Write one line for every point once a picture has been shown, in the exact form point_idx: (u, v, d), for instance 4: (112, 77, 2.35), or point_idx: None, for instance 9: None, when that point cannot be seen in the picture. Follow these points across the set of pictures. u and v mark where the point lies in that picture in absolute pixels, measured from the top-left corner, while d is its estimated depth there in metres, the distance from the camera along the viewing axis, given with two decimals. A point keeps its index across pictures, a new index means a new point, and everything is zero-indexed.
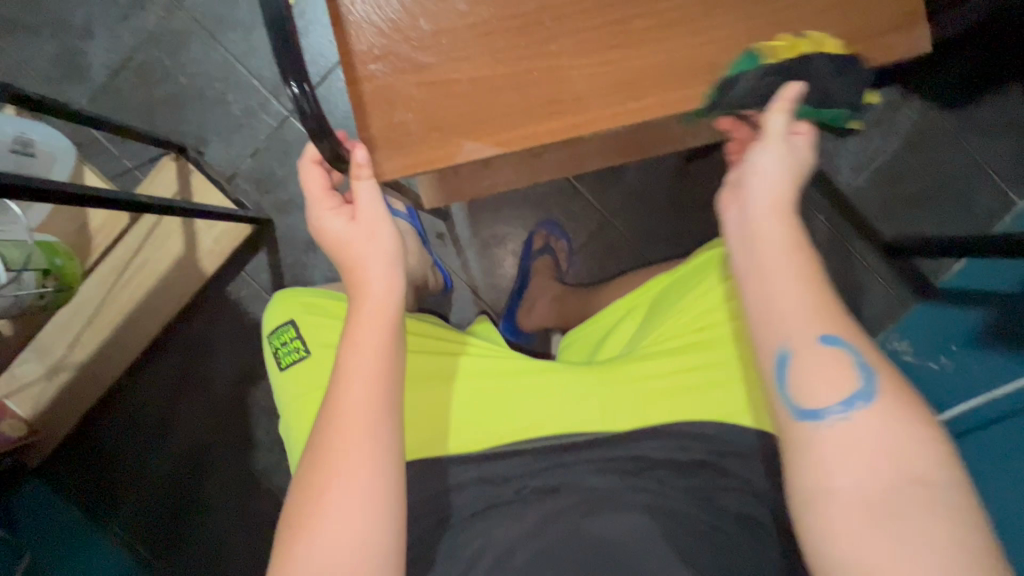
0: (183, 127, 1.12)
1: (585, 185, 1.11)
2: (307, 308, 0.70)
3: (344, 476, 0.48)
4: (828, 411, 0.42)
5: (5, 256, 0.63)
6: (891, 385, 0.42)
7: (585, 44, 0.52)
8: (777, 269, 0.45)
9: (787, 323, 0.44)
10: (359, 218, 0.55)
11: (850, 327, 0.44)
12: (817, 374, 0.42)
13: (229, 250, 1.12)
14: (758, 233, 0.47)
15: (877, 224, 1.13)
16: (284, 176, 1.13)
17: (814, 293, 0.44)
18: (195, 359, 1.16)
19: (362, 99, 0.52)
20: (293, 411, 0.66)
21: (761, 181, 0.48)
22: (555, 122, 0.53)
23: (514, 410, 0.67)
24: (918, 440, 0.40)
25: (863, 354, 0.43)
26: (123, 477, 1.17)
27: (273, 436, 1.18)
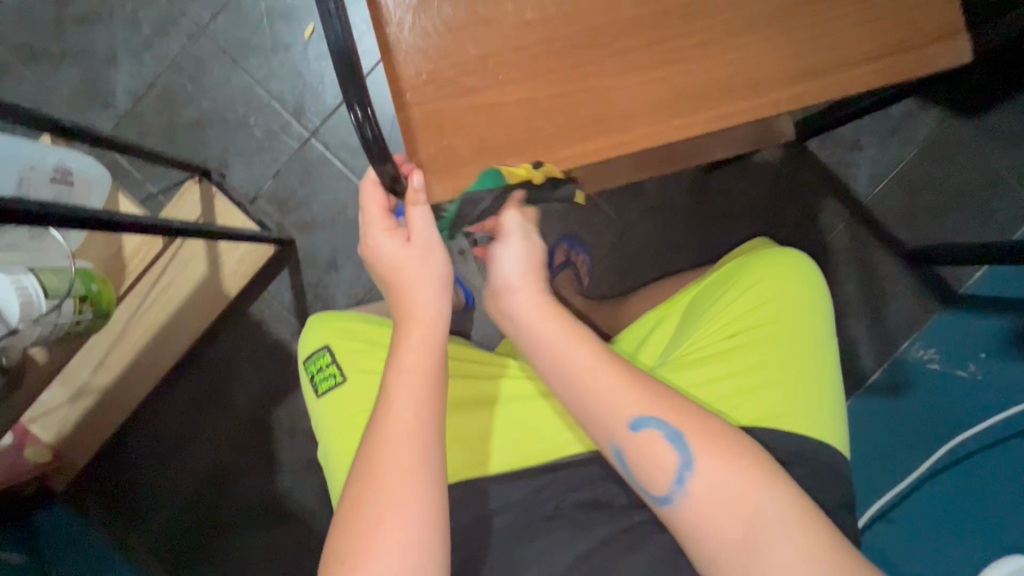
0: (206, 150, 1.14)
1: (604, 200, 1.11)
2: (342, 333, 0.70)
3: (398, 504, 0.48)
4: (670, 490, 0.50)
5: (46, 283, 0.64)
6: (702, 440, 0.50)
7: (628, 63, 0.53)
8: (571, 365, 0.52)
9: (608, 423, 0.51)
10: (413, 241, 0.55)
11: (651, 402, 0.51)
12: (646, 463, 0.50)
13: (252, 271, 1.12)
14: (538, 329, 0.53)
15: (897, 231, 1.13)
16: (307, 196, 1.14)
17: (608, 378, 0.51)
18: (217, 381, 1.16)
19: (412, 124, 0.53)
20: (332, 437, 0.66)
21: (514, 284, 0.54)
22: (599, 141, 0.54)
23: (553, 425, 0.67)
24: (745, 478, 0.48)
25: (669, 422, 0.50)
26: (145, 500, 1.16)
27: (297, 455, 1.17)
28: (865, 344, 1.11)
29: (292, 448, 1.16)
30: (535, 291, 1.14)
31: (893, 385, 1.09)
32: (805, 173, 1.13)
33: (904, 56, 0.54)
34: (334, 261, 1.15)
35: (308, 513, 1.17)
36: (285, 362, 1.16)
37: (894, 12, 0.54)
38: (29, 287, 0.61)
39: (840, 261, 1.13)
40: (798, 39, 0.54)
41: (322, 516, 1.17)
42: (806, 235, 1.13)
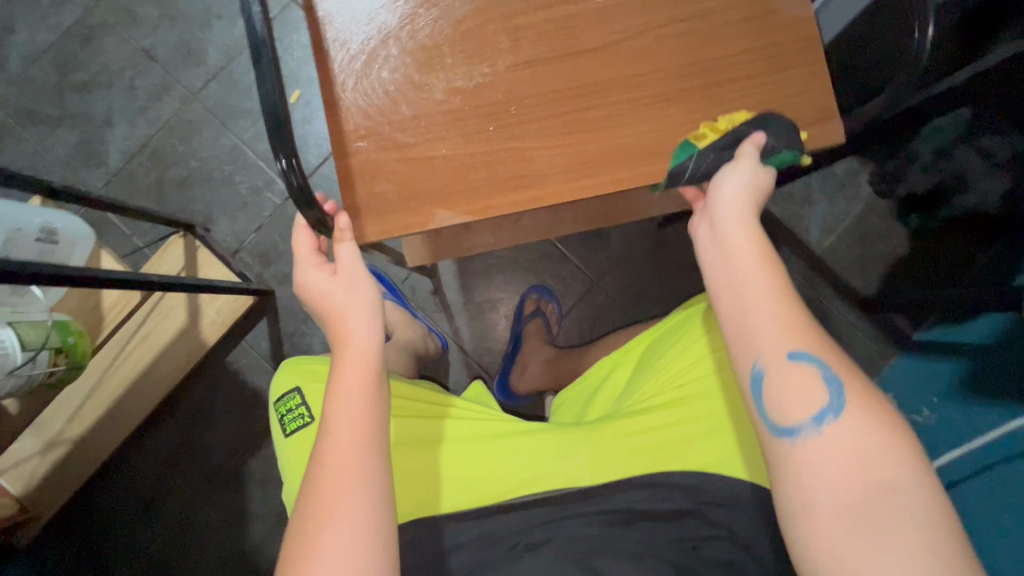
0: (192, 207, 1.19)
1: (571, 250, 1.17)
2: (311, 375, 0.71)
3: (338, 516, 0.47)
4: (802, 424, 0.44)
5: (23, 337, 0.67)
6: (862, 397, 0.44)
7: (545, 127, 0.61)
8: (750, 283, 0.48)
9: (761, 339, 0.46)
10: (339, 272, 0.59)
11: (822, 345, 0.46)
12: (788, 388, 0.45)
13: (231, 321, 1.15)
14: (731, 248, 0.50)
15: (849, 279, 1.20)
16: (287, 249, 1.19)
17: (793, 306, 0.47)
18: (193, 429, 1.17)
19: (350, 172, 0.61)
20: (294, 478, 0.66)
21: (724, 197, 0.53)
22: (518, 194, 0.61)
23: (507, 468, 0.67)
24: (888, 448, 0.42)
25: (834, 367, 0.45)
26: (111, 555, 1.14)
27: (267, 505, 1.16)
28: None
29: (263, 498, 1.16)
30: (507, 338, 1.17)
31: None
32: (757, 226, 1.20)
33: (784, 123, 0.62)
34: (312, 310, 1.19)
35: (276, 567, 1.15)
36: (259, 409, 1.18)
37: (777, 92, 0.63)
38: (7, 342, 0.65)
39: None
40: (700, 119, 0.62)
41: None
42: None
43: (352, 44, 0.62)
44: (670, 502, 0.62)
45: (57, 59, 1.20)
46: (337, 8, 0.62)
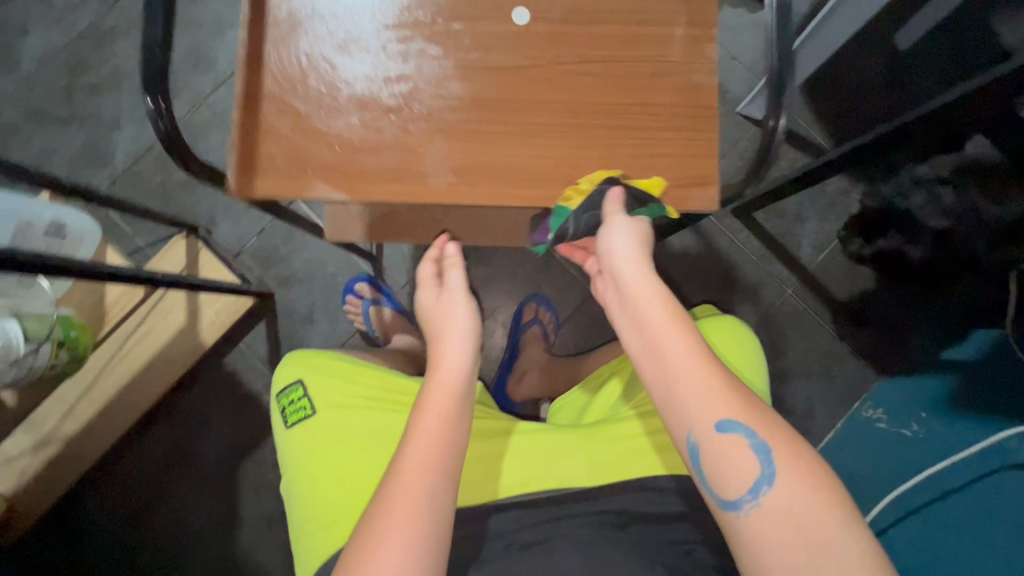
0: (195, 208, 1.21)
1: (568, 261, 1.19)
2: (314, 369, 0.71)
3: (394, 529, 0.52)
4: (742, 497, 0.46)
5: (27, 328, 0.68)
6: (792, 460, 0.46)
7: (443, 134, 0.66)
8: (670, 356, 0.50)
9: (689, 415, 0.48)
10: (443, 296, 0.75)
11: (749, 411, 0.48)
12: (721, 460, 0.47)
13: (230, 322, 1.16)
14: (644, 316, 0.53)
15: (840, 295, 1.22)
16: (288, 253, 1.20)
17: (718, 373, 0.50)
18: (186, 430, 1.17)
19: (266, 136, 0.65)
20: (294, 471, 0.67)
21: (624, 265, 0.57)
22: (403, 194, 0.66)
23: (504, 468, 0.68)
24: (819, 505, 0.44)
25: (759, 431, 0.47)
26: (97, 557, 1.13)
27: (258, 510, 1.16)
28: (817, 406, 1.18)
29: (254, 502, 1.15)
30: (504, 346, 1.19)
31: (845, 448, 1.14)
32: (751, 241, 1.23)
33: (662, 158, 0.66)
34: (310, 314, 1.20)
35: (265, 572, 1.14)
36: (253, 412, 1.18)
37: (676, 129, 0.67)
38: (11, 332, 0.66)
39: (789, 322, 1.22)
40: (682, 129, 0.67)
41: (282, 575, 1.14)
42: (756, 298, 1.22)
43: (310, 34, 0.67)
44: (664, 505, 0.64)
45: (68, 61, 1.22)
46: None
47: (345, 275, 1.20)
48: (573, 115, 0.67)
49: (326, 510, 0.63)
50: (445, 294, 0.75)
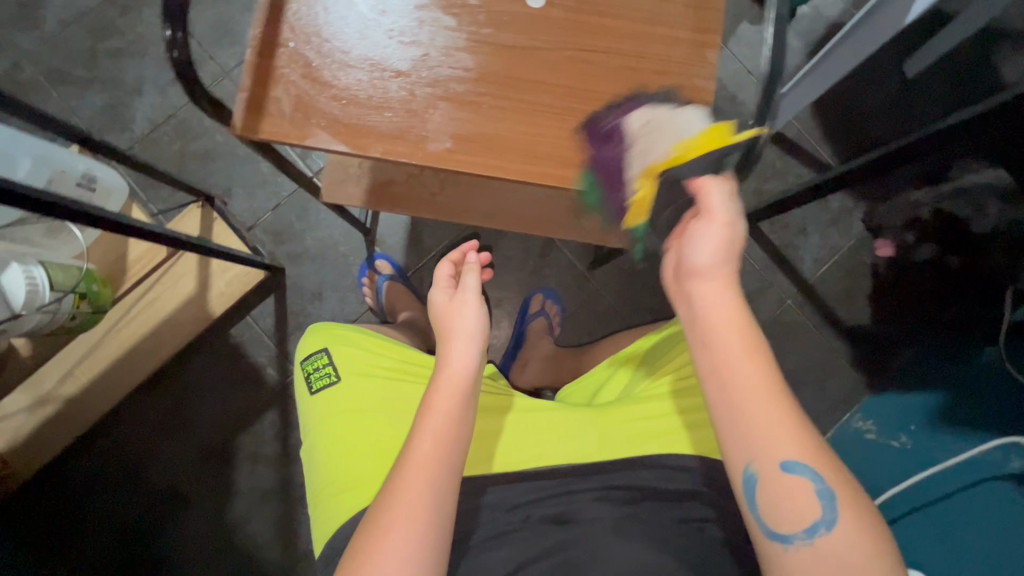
0: (210, 179, 1.21)
1: (576, 257, 1.21)
2: (338, 338, 0.73)
3: (398, 530, 0.53)
4: (795, 535, 0.41)
5: (53, 277, 0.69)
6: (853, 508, 0.41)
7: (451, 90, 0.59)
8: (740, 374, 0.43)
9: (754, 443, 0.42)
10: (455, 295, 0.75)
11: (821, 453, 0.42)
12: (781, 498, 0.42)
13: (240, 294, 1.16)
14: (716, 319, 0.45)
15: (836, 308, 1.26)
16: (301, 230, 1.21)
17: (789, 404, 0.43)
18: (186, 399, 1.16)
19: (271, 75, 0.58)
20: (315, 437, 0.68)
21: (706, 262, 0.46)
22: (403, 151, 0.58)
23: (518, 445, 0.70)
24: (880, 561, 0.39)
25: (828, 479, 0.41)
26: (86, 520, 1.12)
27: (253, 483, 1.15)
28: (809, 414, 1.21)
29: (250, 474, 1.15)
30: (509, 336, 1.21)
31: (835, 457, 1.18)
32: (755, 251, 1.27)
33: None
34: (319, 291, 1.20)
35: (256, 546, 1.14)
36: (255, 385, 1.18)
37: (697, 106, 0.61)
38: (37, 278, 0.66)
39: (787, 331, 1.25)
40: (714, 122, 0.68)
41: (271, 549, 1.14)
42: (757, 305, 1.26)
43: None
44: (675, 483, 0.65)
45: (92, 24, 1.22)
46: None
47: (357, 256, 1.21)
48: (588, 83, 0.60)
49: (349, 473, 0.63)
50: (458, 293, 0.75)
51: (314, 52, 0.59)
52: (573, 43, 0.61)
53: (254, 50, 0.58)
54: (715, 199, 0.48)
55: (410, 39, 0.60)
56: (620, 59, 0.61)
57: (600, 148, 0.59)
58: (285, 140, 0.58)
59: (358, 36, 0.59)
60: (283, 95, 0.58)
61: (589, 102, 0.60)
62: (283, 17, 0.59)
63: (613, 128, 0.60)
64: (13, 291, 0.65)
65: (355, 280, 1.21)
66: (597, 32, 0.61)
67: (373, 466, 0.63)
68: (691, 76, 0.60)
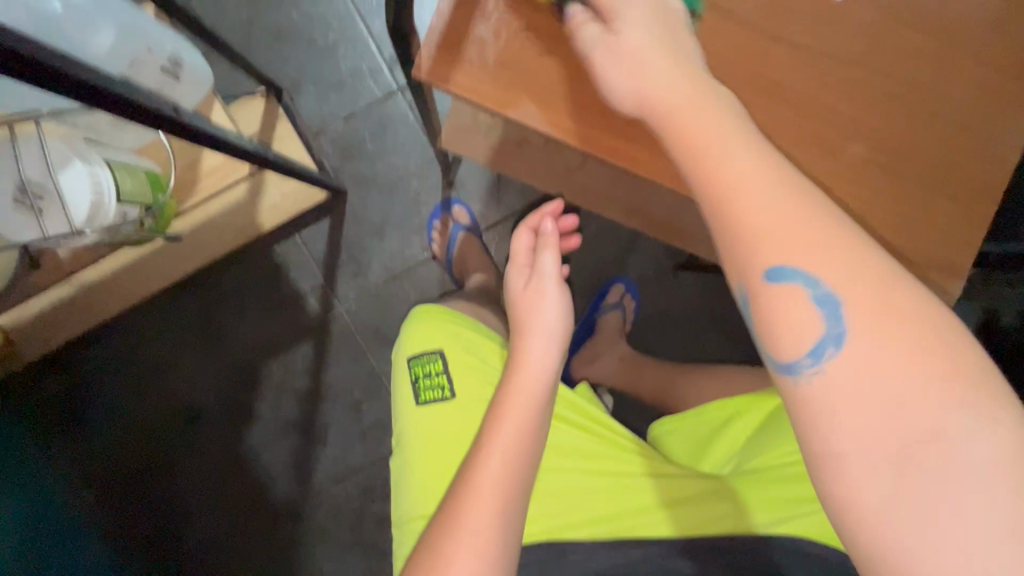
0: (279, 65, 1.02)
1: (668, 253, 1.10)
2: (456, 343, 0.66)
3: (464, 547, 0.50)
4: (800, 362, 0.36)
5: (120, 184, 0.61)
6: (867, 310, 0.36)
7: None
8: (737, 170, 0.40)
9: (750, 258, 0.38)
10: (531, 284, 0.65)
11: (822, 255, 0.37)
12: (781, 314, 0.37)
13: (294, 212, 1.02)
14: (695, 122, 0.42)
15: None
16: (375, 152, 1.05)
17: (790, 201, 0.39)
18: (217, 312, 1.06)
19: None
20: (416, 452, 0.62)
21: (629, 60, 0.45)
22: None
23: (622, 500, 0.66)
24: (921, 378, 0.34)
25: (825, 278, 0.37)
26: (93, 414, 1.05)
27: (276, 413, 1.08)
28: None
29: (275, 405, 1.07)
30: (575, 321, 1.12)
31: None
32: None
33: (940, 208, 0.52)
34: (381, 227, 1.07)
35: (269, 478, 1.08)
36: (294, 313, 1.07)
37: (967, 186, 0.52)
38: (103, 184, 0.59)
39: None
40: None
41: (284, 482, 1.08)
42: None
43: None
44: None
45: None
46: None
47: (430, 197, 1.07)
48: (854, 134, 0.52)
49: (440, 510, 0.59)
50: (532, 278, 0.65)
51: None
52: (845, 67, 0.51)
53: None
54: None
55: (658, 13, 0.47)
56: (889, 99, 0.51)
57: (846, 206, 0.52)
58: None
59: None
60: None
61: (867, 149, 0.52)
62: None
63: (885, 189, 0.52)
64: (77, 201, 0.58)
65: (424, 223, 1.08)
66: None
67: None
68: None
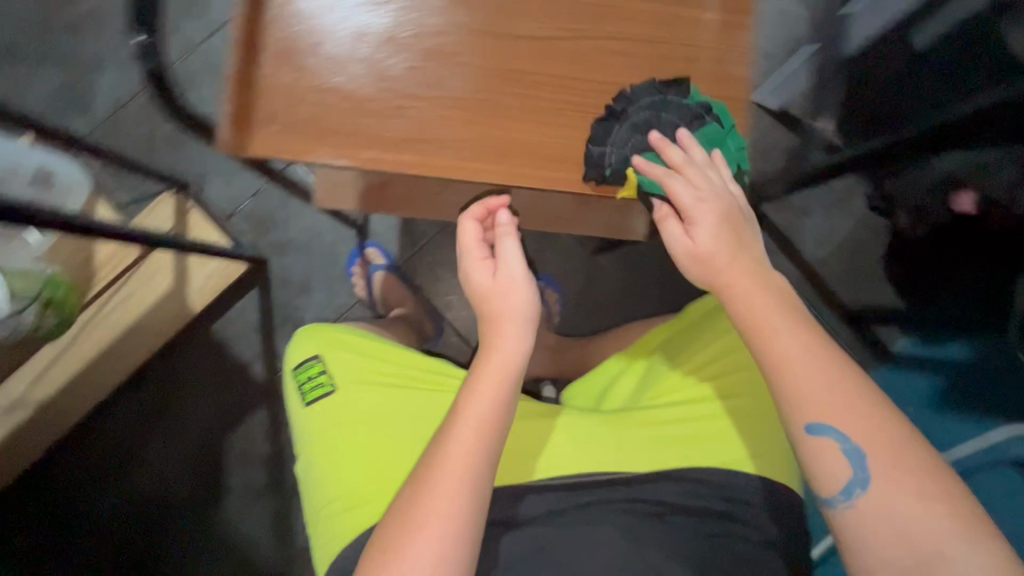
0: (183, 164, 1.13)
1: (577, 240, 1.17)
2: (334, 343, 0.73)
3: (434, 516, 0.51)
4: (836, 498, 0.47)
5: (11, 286, 0.70)
6: (890, 459, 0.45)
7: (453, 91, 0.55)
8: (778, 338, 0.48)
9: (797, 412, 0.47)
10: (500, 275, 0.61)
11: (858, 424, 0.46)
12: (825, 464, 0.47)
13: (222, 288, 1.10)
14: (711, 266, 0.51)
15: (833, 286, 1.25)
16: (285, 218, 1.14)
17: (823, 377, 0.47)
18: (170, 400, 1.11)
19: (254, 77, 0.53)
20: (314, 445, 0.68)
21: (704, 241, 0.51)
22: (401, 157, 0.54)
23: (534, 452, 0.70)
24: (934, 513, 0.43)
25: (855, 436, 0.46)
26: (72, 526, 1.09)
27: (247, 483, 1.12)
28: None
29: (244, 476, 1.11)
30: None
31: None
32: (756, 232, 1.24)
33: None
34: (306, 283, 1.14)
35: (252, 547, 1.10)
36: (242, 383, 1.13)
37: (728, 103, 0.58)
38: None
39: None
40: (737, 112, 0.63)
41: (267, 548, 1.11)
42: None
43: None
44: (700, 500, 0.67)
45: None
46: None
47: (344, 245, 1.15)
48: (614, 79, 0.57)
49: (347, 492, 0.64)
50: (500, 271, 0.62)
51: (303, 40, 0.54)
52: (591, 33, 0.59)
53: (235, 51, 0.52)
54: (677, 189, 0.51)
55: (408, 31, 0.55)
56: (644, 51, 0.58)
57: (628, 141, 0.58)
58: (280, 150, 0.53)
59: (351, 34, 0.55)
60: (273, 107, 0.53)
61: (624, 94, 0.57)
62: (265, 5, 0.54)
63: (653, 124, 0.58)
64: None
65: (344, 270, 1.15)
66: (614, 16, 0.57)
67: (375, 482, 0.64)
68: (720, 62, 0.58)
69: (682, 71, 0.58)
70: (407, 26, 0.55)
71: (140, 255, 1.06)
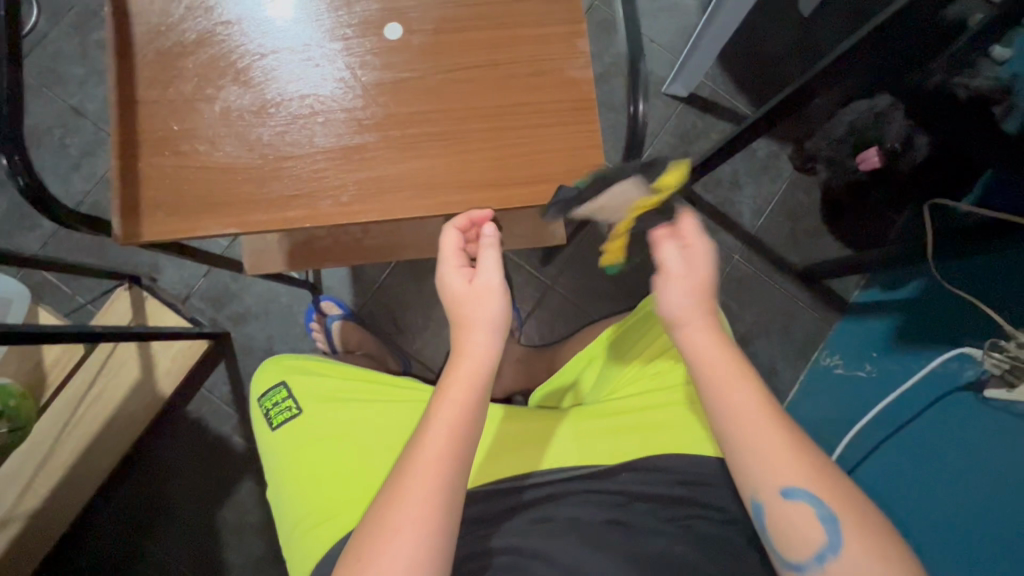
0: (134, 258, 1.17)
1: (522, 257, 1.20)
2: (298, 370, 0.76)
3: (406, 513, 0.48)
4: (807, 563, 0.46)
5: None
6: (856, 524, 0.45)
7: (323, 145, 0.60)
8: (736, 403, 0.50)
9: (757, 476, 0.48)
10: (477, 281, 0.57)
11: (808, 470, 0.47)
12: (791, 527, 0.47)
13: (186, 369, 1.13)
14: (691, 344, 0.53)
15: (785, 255, 1.25)
16: (238, 290, 1.18)
17: (782, 439, 0.48)
18: (154, 488, 1.13)
19: (140, 172, 0.58)
20: (282, 470, 0.70)
21: (677, 298, 0.54)
22: (288, 213, 0.59)
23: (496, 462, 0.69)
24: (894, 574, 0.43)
25: (824, 501, 0.46)
26: None
27: (243, 554, 1.13)
28: (779, 363, 1.23)
29: (239, 548, 1.12)
30: None
31: (808, 397, 1.16)
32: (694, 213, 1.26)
33: (565, 125, 0.62)
34: (269, 347, 1.18)
35: None
36: (223, 456, 1.15)
37: (583, 103, 0.62)
38: None
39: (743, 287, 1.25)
40: None
41: None
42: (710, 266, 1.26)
43: (177, 49, 0.60)
44: (660, 487, 0.64)
45: None
46: (158, 17, 0.60)
47: (300, 304, 1.19)
48: (472, 103, 0.62)
49: (317, 508, 0.66)
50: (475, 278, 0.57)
51: (178, 128, 0.59)
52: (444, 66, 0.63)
53: (116, 151, 0.58)
54: (668, 253, 0.55)
55: (272, 99, 0.60)
56: (494, 72, 0.62)
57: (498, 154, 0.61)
58: (175, 232, 0.58)
59: (220, 113, 0.59)
60: (158, 193, 0.58)
61: (484, 116, 0.62)
62: (139, 107, 0.59)
63: (516, 135, 0.61)
64: None
65: (304, 328, 1.19)
66: (460, 48, 0.62)
67: (338, 496, 0.66)
68: (565, 68, 0.62)
69: (533, 83, 0.62)
70: (270, 95, 0.60)
71: (95, 349, 1.10)
